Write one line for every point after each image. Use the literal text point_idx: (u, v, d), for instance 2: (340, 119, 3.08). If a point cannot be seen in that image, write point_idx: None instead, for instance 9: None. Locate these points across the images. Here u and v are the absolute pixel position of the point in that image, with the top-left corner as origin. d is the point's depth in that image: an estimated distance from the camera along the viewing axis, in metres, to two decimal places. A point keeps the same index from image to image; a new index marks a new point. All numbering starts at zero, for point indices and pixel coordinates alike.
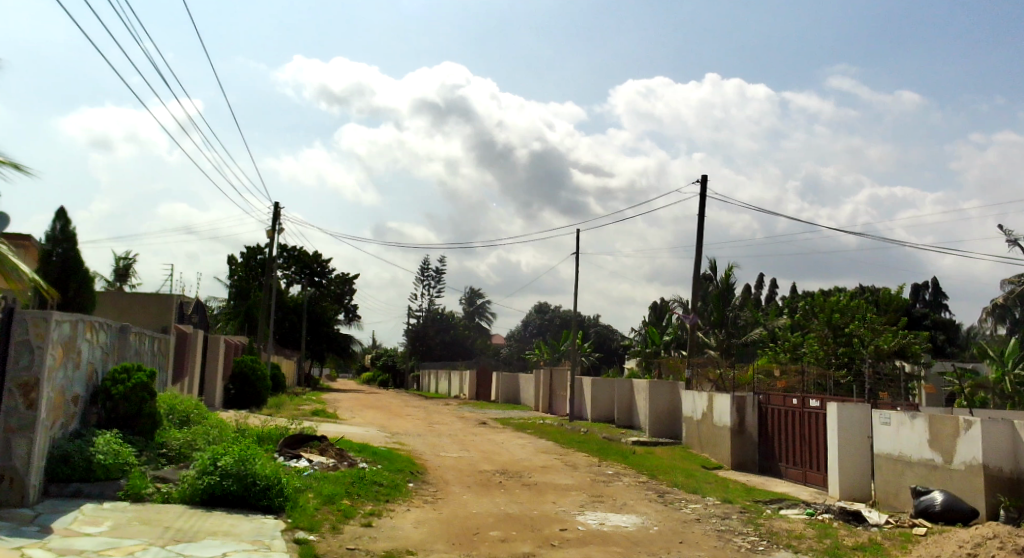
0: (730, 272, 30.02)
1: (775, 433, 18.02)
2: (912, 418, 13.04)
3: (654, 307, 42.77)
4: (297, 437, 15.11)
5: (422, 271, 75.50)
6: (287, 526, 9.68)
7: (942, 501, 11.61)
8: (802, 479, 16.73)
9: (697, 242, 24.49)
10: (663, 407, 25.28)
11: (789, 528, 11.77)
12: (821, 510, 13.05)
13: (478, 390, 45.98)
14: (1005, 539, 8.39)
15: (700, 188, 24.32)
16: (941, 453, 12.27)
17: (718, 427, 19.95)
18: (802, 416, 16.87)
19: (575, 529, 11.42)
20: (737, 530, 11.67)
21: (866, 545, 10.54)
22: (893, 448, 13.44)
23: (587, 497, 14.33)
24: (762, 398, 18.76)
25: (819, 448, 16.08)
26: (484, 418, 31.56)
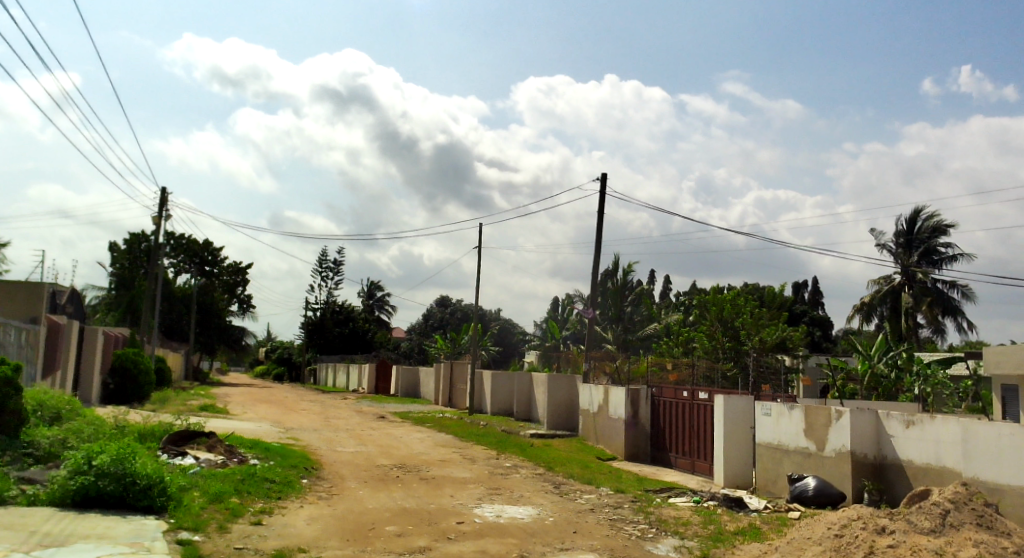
0: (629, 268, 30.97)
1: (666, 424, 18.73)
2: (791, 410, 13.83)
3: (555, 301, 43.53)
4: (182, 433, 14.43)
5: (321, 262, 73.75)
6: (169, 527, 9.26)
7: (814, 486, 12.43)
8: (690, 468, 17.48)
9: (597, 239, 25.05)
10: (561, 400, 25.77)
11: (676, 515, 12.28)
12: (706, 497, 13.69)
13: (378, 383, 45.49)
14: (867, 520, 9.04)
15: (599, 186, 24.85)
16: (814, 441, 13.11)
17: (613, 419, 20.52)
18: (692, 408, 17.59)
19: (472, 521, 11.51)
20: (629, 519, 12.09)
21: (746, 530, 11.14)
22: (774, 437, 14.23)
23: (484, 489, 14.45)
24: (655, 391, 19.43)
25: (707, 439, 16.82)
26: (383, 412, 31.24)
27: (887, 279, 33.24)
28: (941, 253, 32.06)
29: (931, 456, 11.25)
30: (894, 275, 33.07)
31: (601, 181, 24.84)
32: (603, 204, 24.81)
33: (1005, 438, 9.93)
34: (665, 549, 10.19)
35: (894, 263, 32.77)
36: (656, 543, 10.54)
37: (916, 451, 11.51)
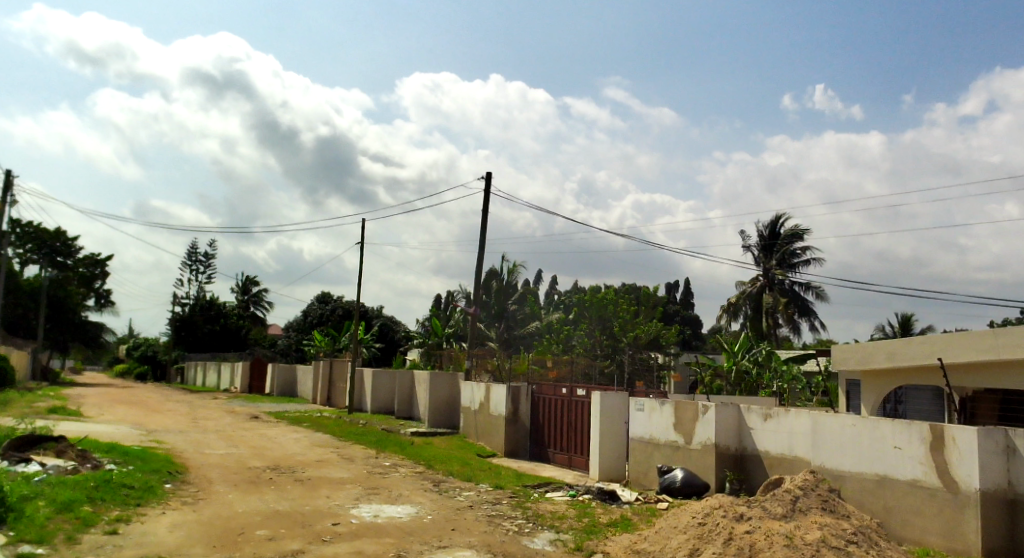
0: (513, 267, 31.35)
1: (545, 421, 19.10)
2: (662, 405, 14.44)
3: (439, 299, 43.37)
4: (27, 438, 13.28)
5: (191, 254, 69.93)
6: (8, 540, 8.50)
7: (682, 477, 13.05)
8: (567, 463, 17.91)
9: (481, 237, 25.18)
10: (443, 398, 25.72)
11: (553, 509, 12.53)
12: (582, 491, 14.06)
13: (252, 382, 43.71)
14: (728, 508, 9.55)
15: (484, 184, 24.98)
16: (683, 435, 13.75)
17: (494, 416, 20.69)
18: (570, 404, 18.02)
19: (348, 522, 11.27)
20: (506, 515, 12.23)
21: (617, 522, 11.53)
22: (645, 431, 14.81)
23: (362, 489, 14.18)
24: (535, 388, 19.76)
25: (584, 434, 17.29)
26: (257, 412, 30.02)
27: (751, 281, 35.44)
28: (798, 257, 34.50)
29: (784, 447, 12.08)
30: (756, 278, 35.25)
31: (486, 179, 24.99)
32: (487, 203, 24.97)
33: (848, 429, 10.81)
34: (541, 543, 10.38)
35: (757, 266, 34.92)
36: (533, 538, 10.73)
37: (772, 443, 12.33)
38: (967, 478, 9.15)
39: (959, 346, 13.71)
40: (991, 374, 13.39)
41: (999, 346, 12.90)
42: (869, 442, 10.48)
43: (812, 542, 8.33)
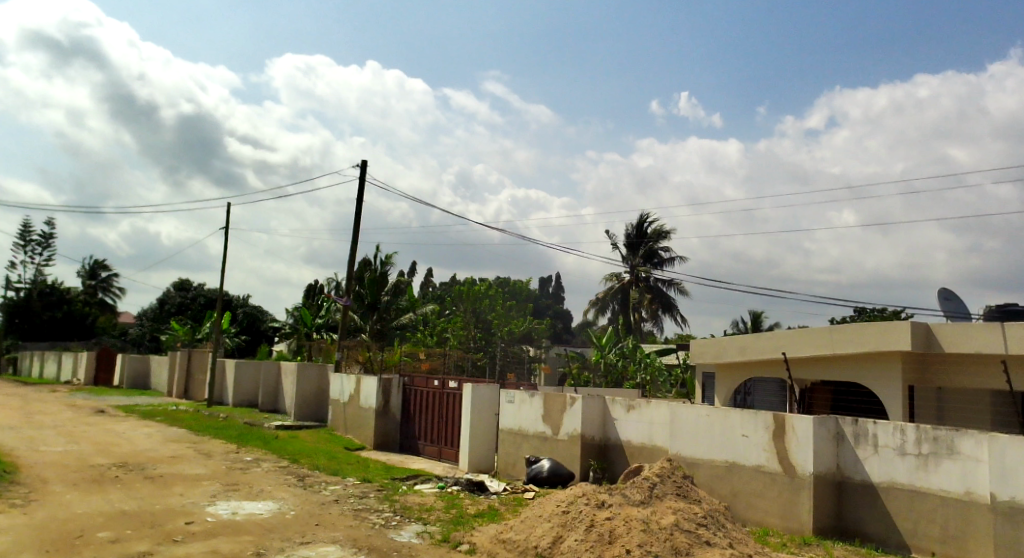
0: (387, 258, 30.68)
1: (416, 413, 18.97)
2: (531, 397, 14.69)
3: (309, 289, 41.92)
4: None
5: (27, 234, 63.72)
6: None
7: (548, 467, 13.37)
8: (437, 456, 17.88)
9: (355, 226, 24.61)
10: (311, 390, 24.97)
11: (420, 502, 12.47)
12: (451, 482, 14.08)
13: (98, 374, 40.54)
14: (590, 496, 9.84)
15: (360, 172, 24.41)
16: (551, 426, 14.07)
17: (364, 409, 20.31)
18: (441, 396, 17.98)
19: (203, 521, 10.69)
20: (373, 508, 12.03)
21: (485, 512, 11.65)
22: (515, 423, 15.02)
23: (220, 486, 13.51)
24: (407, 380, 19.56)
25: (455, 426, 17.33)
26: (103, 405, 27.88)
27: (618, 277, 36.76)
28: (662, 255, 36.14)
29: (645, 436, 12.63)
30: (623, 274, 36.57)
31: (361, 167, 24.42)
32: (362, 192, 24.41)
33: (702, 419, 11.44)
34: (407, 536, 10.29)
35: (624, 263, 36.24)
36: (399, 531, 10.63)
37: (634, 433, 12.85)
38: (803, 463, 9.93)
39: (801, 341, 14.85)
40: (828, 366, 14.59)
41: (835, 341, 14.09)
42: (721, 431, 11.15)
43: (666, 526, 8.74)
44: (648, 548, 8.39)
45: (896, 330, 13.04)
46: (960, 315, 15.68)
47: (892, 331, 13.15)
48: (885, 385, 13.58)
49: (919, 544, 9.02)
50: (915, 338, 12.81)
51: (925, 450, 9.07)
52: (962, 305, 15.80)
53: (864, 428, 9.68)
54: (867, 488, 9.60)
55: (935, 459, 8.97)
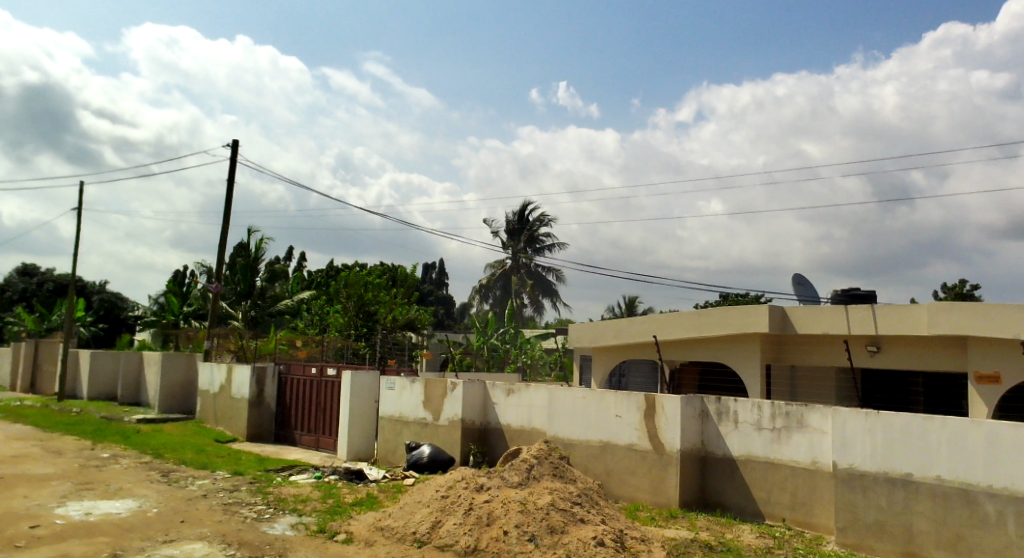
0: (260, 242, 29.38)
1: (293, 402, 18.40)
2: (412, 383, 14.58)
3: (176, 274, 39.55)
4: None
5: None
6: None
7: (428, 453, 13.34)
8: (314, 445, 17.41)
9: (226, 208, 23.41)
10: (177, 381, 23.65)
11: (295, 493, 12.11)
12: (328, 472, 13.76)
13: None
14: (468, 480, 9.88)
15: (230, 152, 23.21)
16: (431, 412, 14.04)
17: (235, 400, 19.44)
18: (319, 384, 17.50)
19: (52, 524, 9.91)
20: (244, 502, 11.58)
21: (363, 500, 11.48)
22: (395, 410, 14.87)
23: (72, 486, 12.55)
24: (282, 368, 18.88)
25: (333, 414, 16.94)
26: None
27: (500, 263, 37.02)
28: (543, 241, 36.76)
29: (524, 419, 12.87)
30: (505, 260, 36.92)
31: (232, 146, 23.23)
32: (233, 173, 23.26)
33: (578, 401, 11.78)
34: (281, 529, 9.97)
35: (505, 249, 36.60)
36: (272, 523, 10.28)
37: (514, 416, 13.05)
38: (671, 440, 10.44)
39: (671, 324, 15.55)
40: (695, 348, 15.39)
41: (702, 324, 14.86)
42: (595, 412, 11.53)
43: (542, 506, 8.91)
44: (525, 529, 8.53)
45: (755, 314, 13.92)
46: (812, 299, 16.95)
47: (752, 315, 14.02)
48: (746, 365, 14.49)
49: (772, 511, 9.70)
50: (771, 321, 13.73)
51: (779, 424, 9.75)
52: (813, 290, 17.08)
53: (726, 406, 10.29)
54: (727, 462, 10.23)
55: (787, 432, 9.67)
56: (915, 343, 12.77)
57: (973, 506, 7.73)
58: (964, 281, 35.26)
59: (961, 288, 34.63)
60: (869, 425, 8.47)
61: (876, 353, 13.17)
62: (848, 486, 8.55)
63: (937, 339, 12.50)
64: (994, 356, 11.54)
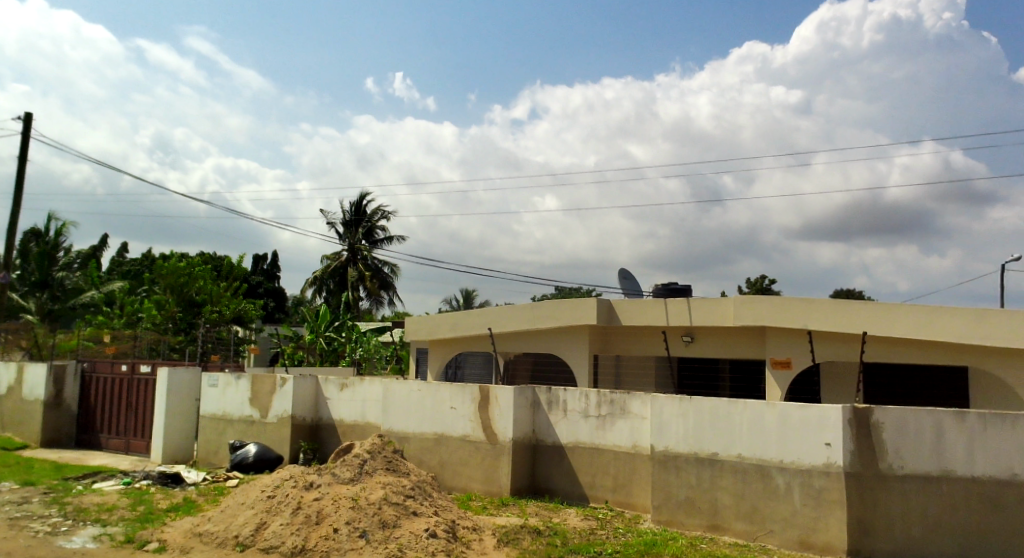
0: (60, 228, 26.43)
1: (98, 403, 16.80)
2: (237, 379, 13.81)
3: None
4: None
5: None
6: None
7: (254, 452, 12.71)
8: (124, 449, 16.03)
9: (17, 189, 20.86)
10: None
11: (99, 501, 11.08)
12: (139, 477, 12.72)
13: None
14: (298, 478, 9.51)
15: (22, 128, 20.71)
16: (258, 409, 13.40)
17: (27, 402, 17.41)
18: (130, 383, 16.13)
19: None
20: (36, 515, 10.42)
21: (179, 505, 10.73)
22: (217, 408, 14.04)
23: None
24: (86, 366, 17.19)
25: (146, 415, 15.68)
26: None
27: (337, 254, 35.95)
28: (380, 234, 36.12)
29: (357, 414, 12.63)
30: (340, 252, 35.87)
31: (25, 121, 20.73)
32: (25, 149, 20.75)
33: (414, 394, 11.72)
34: (79, 542, 9.08)
35: (341, 241, 35.54)
36: (70, 537, 9.34)
37: (347, 411, 12.77)
38: (503, 430, 10.68)
39: (506, 317, 15.87)
40: (528, 340, 15.84)
41: (535, 316, 15.31)
42: (430, 405, 11.52)
43: (374, 501, 8.74)
44: (356, 525, 8.36)
45: (585, 307, 14.55)
46: (635, 292, 18.03)
47: (581, 308, 14.64)
48: (575, 355, 15.12)
49: (595, 494, 10.22)
50: (598, 314, 14.42)
51: (604, 411, 10.27)
52: (637, 284, 18.14)
53: (556, 395, 10.67)
54: (556, 449, 10.63)
55: (611, 419, 10.21)
56: (724, 333, 13.93)
57: (767, 480, 8.55)
58: (764, 276, 39.07)
59: (761, 282, 38.37)
60: (682, 411, 9.15)
61: (690, 342, 14.24)
62: (663, 467, 9.19)
63: (742, 329, 13.70)
64: (787, 344, 12.84)
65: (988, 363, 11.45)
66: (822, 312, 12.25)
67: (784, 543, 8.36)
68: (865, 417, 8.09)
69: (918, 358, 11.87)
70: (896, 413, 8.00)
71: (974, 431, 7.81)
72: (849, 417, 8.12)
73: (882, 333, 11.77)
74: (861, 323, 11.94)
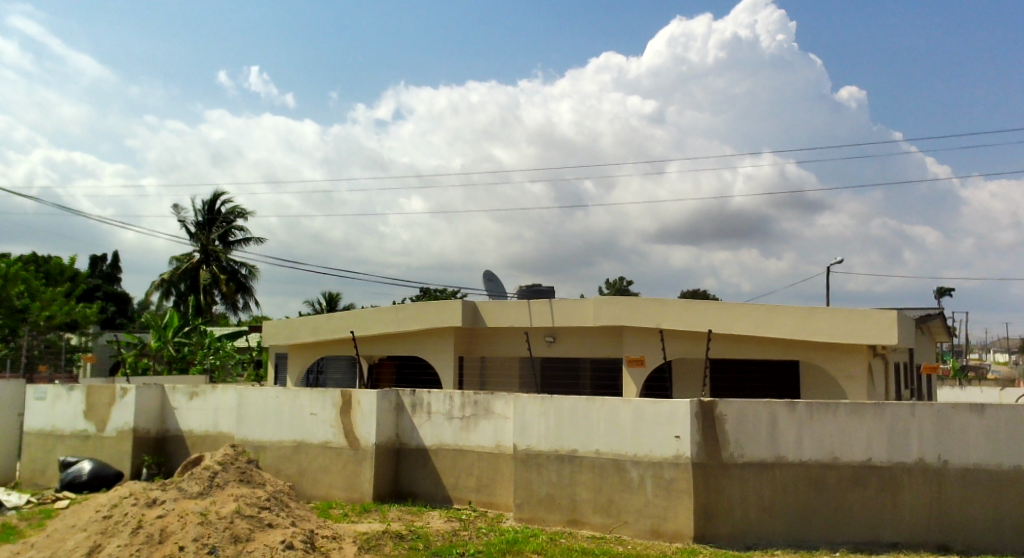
0: None
1: None
2: (69, 391, 12.66)
3: None
4: None
5: None
6: None
7: (89, 469, 11.69)
8: None
9: None
10: None
11: None
12: None
13: None
14: (139, 495, 8.87)
15: None
16: (95, 422, 12.36)
17: None
18: None
19: None
20: None
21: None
22: (46, 423, 12.82)
23: None
24: None
25: None
26: None
27: (188, 255, 33.86)
28: (236, 235, 34.40)
29: (209, 424, 11.95)
30: (192, 254, 33.80)
31: None
32: None
33: (270, 401, 11.25)
34: None
35: (192, 241, 33.52)
36: None
37: (197, 421, 12.06)
38: (367, 435, 10.47)
39: (369, 321, 15.59)
40: (392, 343, 15.65)
41: (399, 319, 15.15)
42: (288, 412, 11.11)
43: (225, 515, 8.30)
44: (205, 541, 7.91)
45: (449, 309, 14.57)
46: (500, 294, 18.26)
47: (445, 310, 14.63)
48: (440, 357, 15.09)
49: (459, 495, 10.24)
50: (464, 315, 14.47)
51: (468, 412, 10.32)
52: (501, 285, 18.37)
53: (420, 398, 10.60)
54: (420, 452, 10.56)
55: (475, 420, 10.27)
56: (584, 333, 14.40)
57: (622, 473, 8.92)
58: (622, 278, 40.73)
59: (620, 283, 40.00)
60: (544, 410, 9.35)
61: (552, 343, 14.61)
62: (525, 465, 9.37)
63: (600, 329, 14.22)
64: (642, 343, 13.46)
65: (817, 357, 12.54)
66: (674, 312, 12.94)
67: (638, 533, 8.75)
68: (710, 410, 8.63)
69: (758, 354, 12.82)
70: (737, 405, 8.59)
71: (803, 419, 8.53)
72: (696, 411, 8.63)
73: (726, 331, 12.60)
74: (708, 321, 12.74)
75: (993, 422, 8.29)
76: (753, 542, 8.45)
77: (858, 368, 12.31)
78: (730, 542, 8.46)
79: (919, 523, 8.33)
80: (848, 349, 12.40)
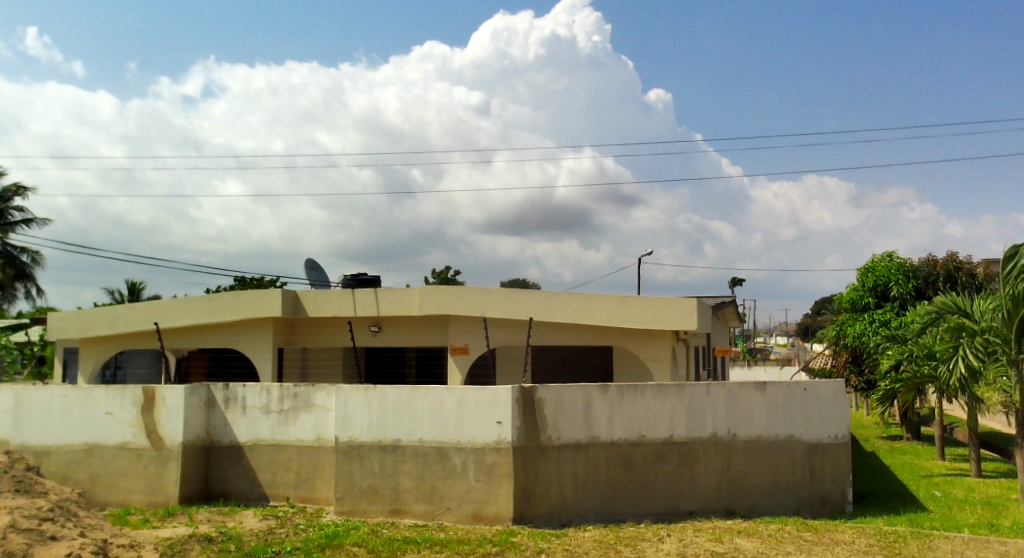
0: None
1: None
2: None
3: None
4: None
5: None
6: None
7: None
8: None
9: None
10: None
11: None
12: None
13: None
14: None
15: None
16: None
17: None
18: None
19: None
20: None
21: None
22: None
23: None
24: None
25: None
26: None
27: None
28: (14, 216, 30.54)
29: None
30: None
31: None
32: None
33: (56, 401, 10.11)
34: None
35: None
36: None
37: None
38: (172, 434, 9.75)
39: (176, 311, 14.48)
40: (202, 335, 14.66)
41: (210, 309, 14.22)
42: (79, 413, 10.06)
43: None
44: None
45: (267, 298, 13.89)
46: (322, 283, 17.68)
47: (263, 300, 13.93)
48: (255, 349, 14.38)
49: (275, 492, 9.83)
50: (283, 305, 13.87)
51: (286, 406, 9.90)
52: (324, 274, 17.81)
53: (234, 392, 10.02)
54: (233, 450, 10.00)
55: (294, 413, 9.88)
56: (408, 323, 14.31)
57: (445, 460, 8.99)
58: (448, 270, 40.94)
59: (445, 274, 40.19)
60: (366, 400, 9.19)
61: (377, 332, 14.40)
62: (347, 457, 9.18)
63: (425, 318, 14.20)
64: (465, 331, 13.62)
65: (629, 342, 13.38)
66: (498, 301, 13.21)
67: (459, 518, 8.88)
68: (530, 396, 8.92)
69: (575, 340, 13.43)
70: (555, 390, 8.95)
71: (615, 402, 9.07)
72: (516, 397, 8.87)
73: (547, 318, 13.09)
74: (530, 310, 13.15)
75: (773, 398, 9.30)
76: (568, 519, 8.87)
77: (664, 352, 13.29)
78: (547, 521, 8.82)
79: (711, 492, 9.16)
80: (655, 335, 13.35)
